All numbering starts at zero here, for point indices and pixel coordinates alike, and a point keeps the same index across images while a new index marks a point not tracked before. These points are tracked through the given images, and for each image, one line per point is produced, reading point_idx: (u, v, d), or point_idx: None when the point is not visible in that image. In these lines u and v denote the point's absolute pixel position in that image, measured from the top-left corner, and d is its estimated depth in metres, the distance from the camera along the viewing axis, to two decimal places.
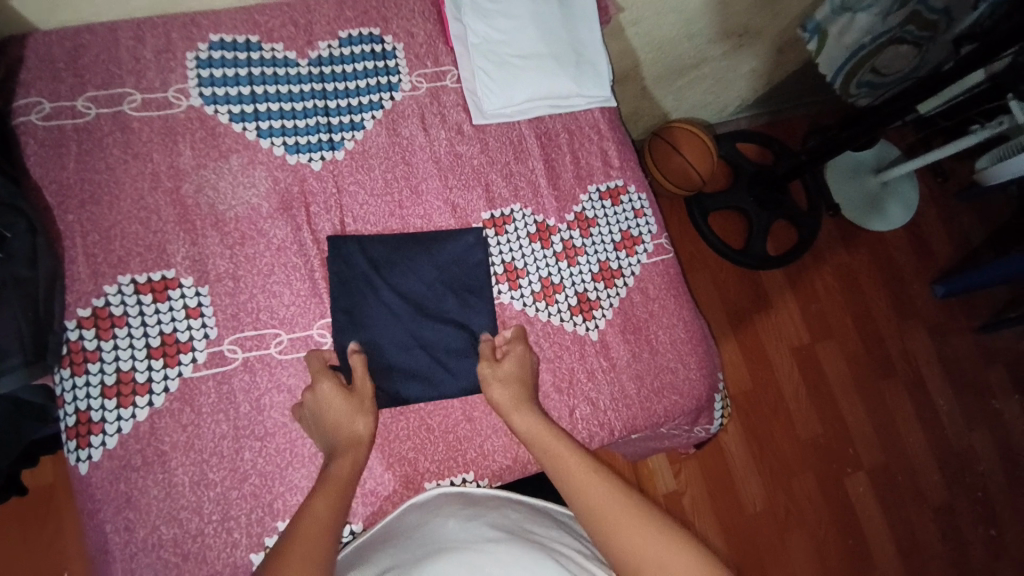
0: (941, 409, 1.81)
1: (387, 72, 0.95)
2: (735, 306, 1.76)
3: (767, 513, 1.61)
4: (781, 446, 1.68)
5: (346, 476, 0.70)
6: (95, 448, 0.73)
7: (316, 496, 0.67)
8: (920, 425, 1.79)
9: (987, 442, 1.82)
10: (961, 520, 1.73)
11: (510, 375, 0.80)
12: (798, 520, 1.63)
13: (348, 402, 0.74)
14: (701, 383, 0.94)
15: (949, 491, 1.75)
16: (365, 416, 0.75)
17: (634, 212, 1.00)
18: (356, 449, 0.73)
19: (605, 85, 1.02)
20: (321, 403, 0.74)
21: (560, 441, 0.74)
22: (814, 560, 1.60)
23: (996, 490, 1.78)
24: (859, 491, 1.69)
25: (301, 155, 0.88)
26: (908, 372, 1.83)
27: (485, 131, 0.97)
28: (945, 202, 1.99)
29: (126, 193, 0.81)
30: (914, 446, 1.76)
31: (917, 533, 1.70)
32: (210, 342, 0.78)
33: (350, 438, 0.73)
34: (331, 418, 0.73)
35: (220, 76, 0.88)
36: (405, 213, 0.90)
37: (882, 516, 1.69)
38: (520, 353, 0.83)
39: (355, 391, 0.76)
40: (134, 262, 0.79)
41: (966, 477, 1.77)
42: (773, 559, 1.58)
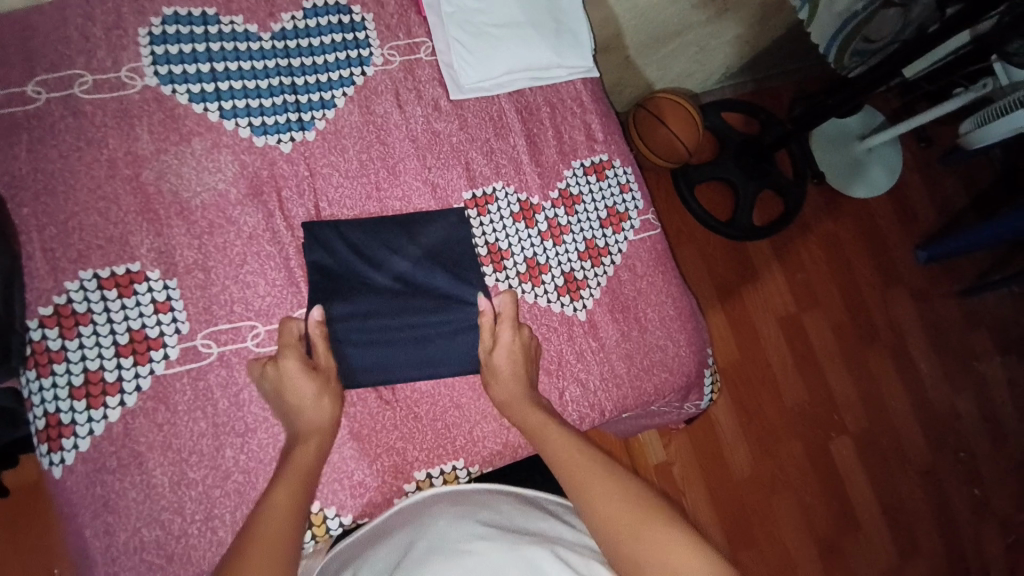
0: (924, 373, 1.85)
1: (357, 45, 0.90)
2: (723, 278, 1.76)
3: (755, 480, 1.64)
4: (768, 414, 1.70)
5: (307, 464, 0.69)
6: (67, 451, 0.70)
7: (279, 485, 0.67)
8: (904, 390, 1.82)
9: (969, 403, 1.86)
10: (944, 479, 1.79)
11: (506, 362, 0.79)
12: (786, 485, 1.66)
13: (313, 383, 0.73)
14: (691, 359, 0.93)
15: (932, 451, 1.80)
16: (331, 397, 0.74)
17: (620, 186, 0.97)
18: (319, 435, 0.72)
19: (587, 54, 0.98)
20: (284, 381, 0.73)
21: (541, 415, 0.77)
22: (800, 522, 1.65)
23: (977, 450, 1.83)
24: (843, 454, 1.73)
25: (269, 136, 0.83)
26: (893, 338, 1.85)
27: (463, 106, 0.92)
28: (929, 167, 1.98)
29: (83, 183, 0.76)
30: (898, 410, 1.80)
31: (901, 493, 1.75)
32: (182, 338, 0.75)
33: (315, 423, 0.72)
34: (292, 400, 0.72)
35: (176, 52, 0.81)
36: (382, 195, 0.86)
37: (866, 478, 1.73)
38: (512, 339, 0.81)
39: (320, 369, 0.75)
40: (95, 256, 0.74)
41: (949, 438, 1.82)
42: (762, 524, 1.62)
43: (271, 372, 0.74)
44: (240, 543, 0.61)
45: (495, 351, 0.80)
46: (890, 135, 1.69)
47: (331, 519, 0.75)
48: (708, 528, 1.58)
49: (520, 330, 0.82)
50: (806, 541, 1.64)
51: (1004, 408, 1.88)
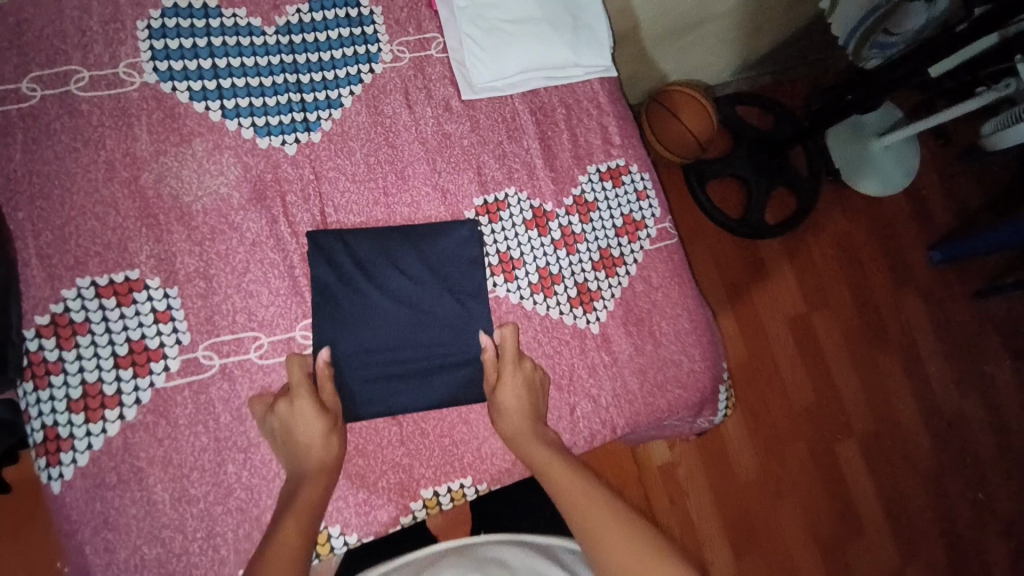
0: (934, 377, 1.82)
1: (365, 40, 0.85)
2: (732, 277, 1.72)
3: (759, 480, 1.63)
4: (774, 415, 1.68)
5: (308, 507, 0.67)
6: (66, 465, 0.68)
7: (280, 530, 0.65)
8: (913, 394, 1.79)
9: (977, 408, 1.83)
10: (949, 485, 1.77)
11: (511, 401, 0.76)
12: (789, 486, 1.65)
13: (320, 420, 0.71)
14: (705, 375, 0.90)
15: (938, 456, 1.78)
16: (337, 436, 0.72)
17: (637, 193, 0.93)
18: (323, 476, 0.69)
19: (605, 52, 0.93)
20: (288, 417, 0.70)
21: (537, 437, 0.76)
22: (802, 524, 1.64)
23: (984, 454, 1.81)
24: (849, 456, 1.71)
25: (273, 137, 0.79)
26: (902, 341, 1.82)
27: (475, 107, 0.88)
28: (948, 167, 1.93)
29: (79, 186, 0.73)
30: (906, 413, 1.78)
31: (905, 496, 1.73)
32: (183, 349, 0.72)
33: (321, 463, 0.70)
34: (297, 438, 0.70)
35: (176, 47, 0.78)
36: (390, 201, 0.83)
37: (871, 480, 1.71)
38: (524, 374, 0.78)
39: (325, 406, 0.72)
40: (92, 263, 0.71)
41: (956, 443, 1.80)
42: (764, 527, 1.61)
43: (274, 407, 0.71)
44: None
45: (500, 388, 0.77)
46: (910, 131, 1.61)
47: (336, 538, 0.74)
48: (710, 531, 1.57)
49: (526, 365, 0.79)
50: (807, 542, 1.63)
51: (1014, 414, 1.85)
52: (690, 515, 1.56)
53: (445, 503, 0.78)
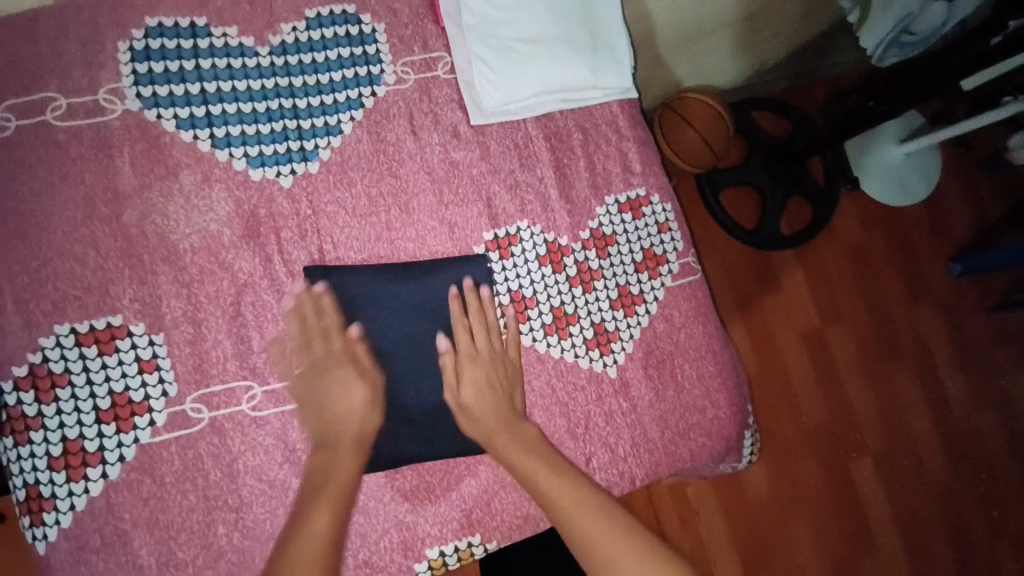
0: (948, 389, 1.71)
1: (367, 60, 0.79)
2: (743, 284, 1.62)
3: (769, 498, 1.53)
4: (785, 430, 1.59)
5: (345, 480, 0.66)
6: (49, 527, 0.63)
7: (316, 510, 0.63)
8: (927, 409, 1.69)
9: (994, 423, 1.72)
10: (963, 501, 1.66)
11: (477, 386, 0.73)
12: (800, 504, 1.55)
13: (363, 388, 0.70)
14: (730, 420, 0.84)
15: (952, 472, 1.67)
16: (379, 406, 0.71)
17: (657, 225, 0.87)
18: (353, 448, 0.68)
19: (625, 73, 0.87)
20: (334, 383, 0.69)
21: (503, 429, 0.72)
22: (813, 544, 1.54)
23: (999, 471, 1.69)
24: (863, 475, 1.61)
25: (267, 168, 0.74)
26: (917, 353, 1.71)
27: (486, 132, 0.82)
28: (964, 174, 1.81)
29: (58, 224, 0.67)
30: (918, 428, 1.67)
31: (918, 515, 1.63)
32: (169, 401, 0.67)
33: (356, 435, 0.69)
34: (331, 407, 0.68)
35: (162, 71, 0.72)
36: (394, 236, 0.77)
37: (885, 500, 1.61)
38: (484, 350, 0.75)
39: (368, 376, 0.71)
40: (72, 308, 0.66)
41: (969, 457, 1.69)
42: (775, 548, 1.51)
43: (313, 373, 0.69)
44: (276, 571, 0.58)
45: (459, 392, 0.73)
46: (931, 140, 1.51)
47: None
48: (721, 552, 1.47)
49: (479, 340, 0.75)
50: (819, 562, 1.54)
51: None
52: (701, 535, 1.47)
53: (452, 563, 0.73)
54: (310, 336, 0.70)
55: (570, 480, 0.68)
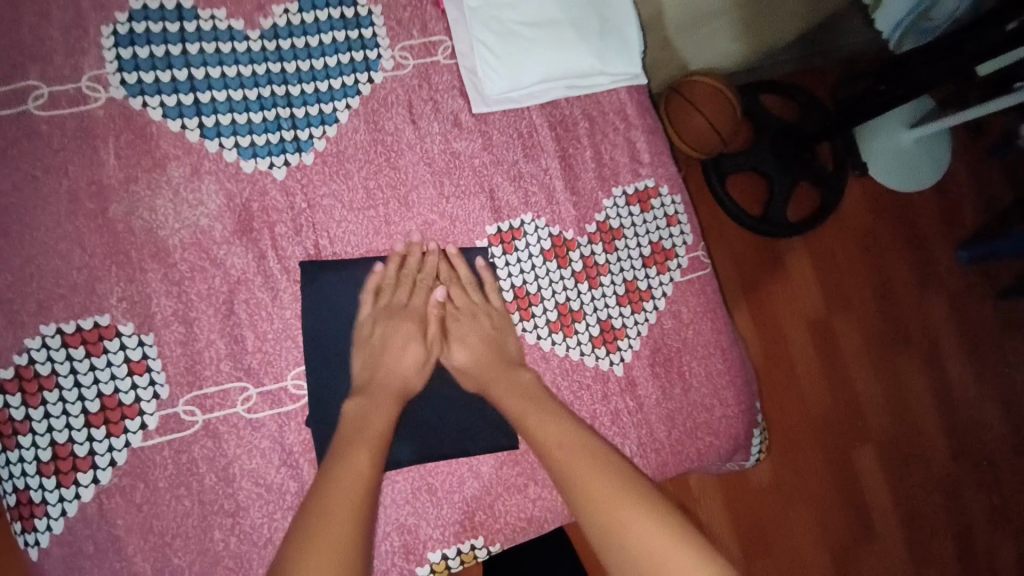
0: (954, 379, 1.69)
1: (363, 45, 0.75)
2: (748, 272, 1.59)
3: (772, 488, 1.52)
4: (789, 420, 1.57)
5: (382, 427, 0.64)
6: (41, 533, 0.61)
7: (352, 450, 0.61)
8: (933, 400, 1.67)
9: (998, 413, 1.70)
10: (966, 491, 1.65)
11: (472, 336, 0.73)
12: (803, 494, 1.54)
13: (419, 352, 0.71)
14: (739, 419, 0.82)
15: (956, 462, 1.66)
16: (429, 371, 0.71)
17: (667, 218, 0.84)
18: (395, 401, 0.67)
19: (634, 57, 0.83)
20: (404, 338, 0.70)
21: (498, 372, 0.71)
22: (816, 533, 1.54)
23: (1004, 461, 1.68)
24: (866, 465, 1.60)
25: (259, 160, 0.70)
26: (924, 343, 1.69)
27: (488, 121, 0.78)
28: (977, 160, 1.77)
29: (41, 220, 0.64)
30: (923, 419, 1.66)
31: (921, 505, 1.62)
32: (161, 404, 0.65)
33: (403, 390, 0.69)
34: (394, 359, 0.69)
35: (147, 56, 0.68)
36: (392, 230, 0.74)
37: (888, 490, 1.60)
38: (474, 305, 0.74)
39: (428, 342, 0.72)
40: (58, 307, 0.63)
41: (973, 446, 1.68)
42: (778, 536, 1.51)
43: (395, 323, 0.71)
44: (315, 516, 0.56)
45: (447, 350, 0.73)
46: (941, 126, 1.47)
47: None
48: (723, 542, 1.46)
49: (470, 292, 0.74)
50: (820, 550, 1.53)
51: None
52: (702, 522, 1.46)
53: (454, 565, 0.71)
54: (395, 283, 0.72)
55: (564, 428, 0.66)
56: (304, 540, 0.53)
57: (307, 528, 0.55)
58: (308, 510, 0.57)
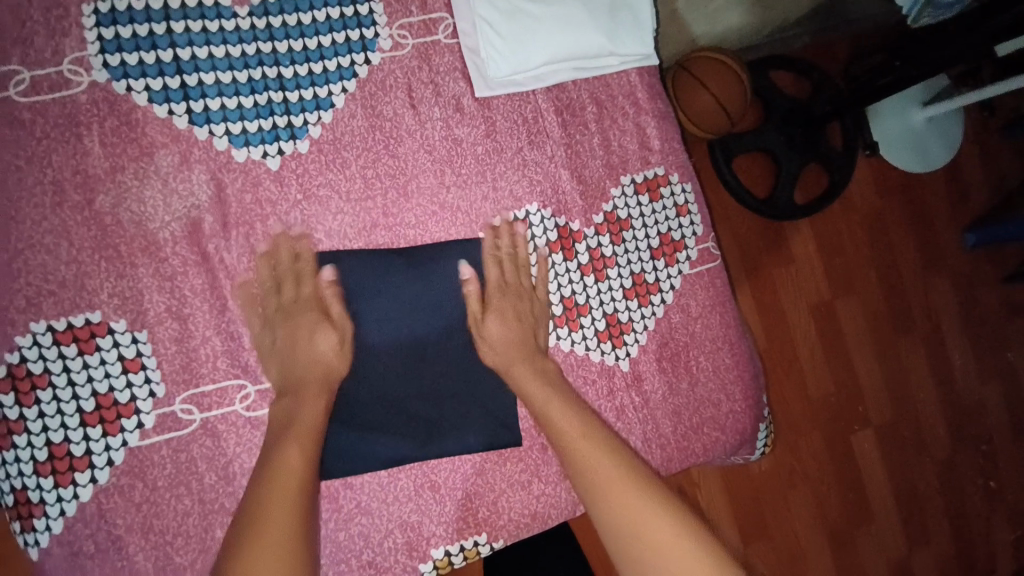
0: (956, 364, 1.68)
1: (359, 23, 0.71)
2: (753, 255, 1.56)
3: (770, 470, 1.53)
4: (791, 404, 1.57)
5: (312, 421, 0.62)
6: (41, 533, 0.60)
7: (287, 445, 0.61)
8: (934, 384, 1.67)
9: (999, 396, 1.70)
10: (963, 472, 1.66)
11: (509, 315, 0.71)
12: (801, 476, 1.55)
13: (330, 335, 0.65)
14: (746, 414, 0.81)
15: (954, 445, 1.67)
16: (348, 353, 0.66)
17: (677, 208, 0.81)
18: (319, 393, 0.64)
19: (645, 37, 0.78)
20: (309, 327, 0.65)
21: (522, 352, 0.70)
22: (813, 515, 1.55)
23: (1001, 445, 1.69)
24: (865, 448, 1.60)
25: (251, 147, 0.67)
26: (928, 327, 1.67)
27: (492, 106, 0.74)
28: (990, 141, 1.72)
29: (26, 212, 0.61)
30: (924, 404, 1.65)
31: (918, 487, 1.63)
32: (157, 402, 0.63)
33: (322, 379, 0.65)
34: (306, 353, 0.64)
35: (130, 36, 0.64)
36: (391, 222, 0.71)
37: (885, 474, 1.61)
38: (521, 288, 0.73)
39: (336, 323, 0.66)
40: (47, 304, 0.61)
41: (972, 429, 1.68)
42: (775, 518, 1.52)
43: (292, 314, 0.65)
44: (249, 524, 0.55)
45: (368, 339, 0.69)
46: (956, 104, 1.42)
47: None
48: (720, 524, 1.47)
49: (518, 275, 0.73)
50: (816, 531, 1.55)
51: None
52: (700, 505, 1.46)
53: (458, 561, 0.71)
54: (276, 283, 0.66)
55: (573, 411, 0.66)
56: (244, 544, 0.53)
57: (239, 539, 0.54)
58: (242, 519, 0.56)
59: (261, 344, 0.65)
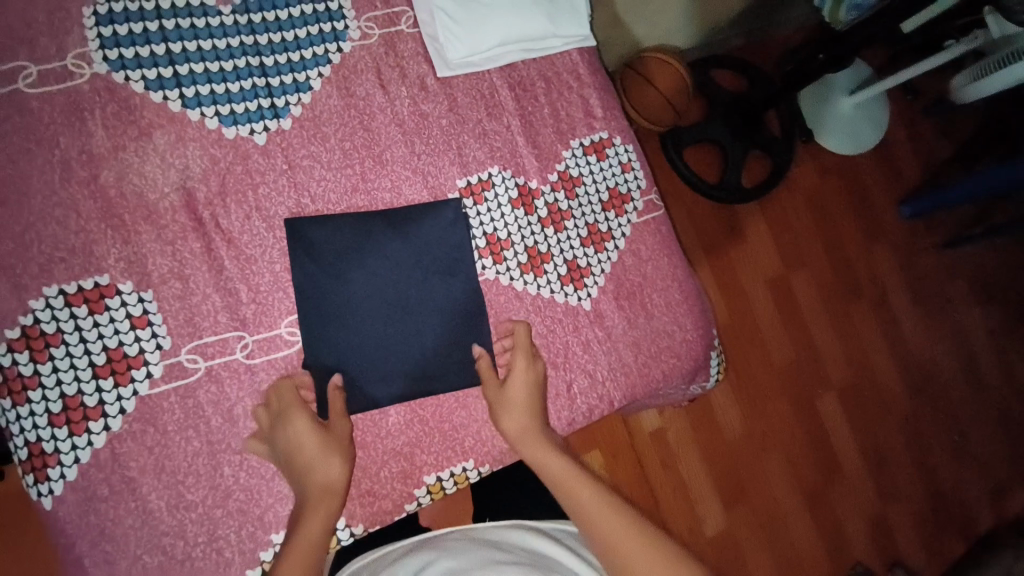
0: (904, 326, 1.83)
1: (330, 17, 0.81)
2: (709, 237, 1.68)
3: (744, 437, 1.62)
4: (757, 372, 1.67)
5: (315, 531, 0.65)
6: (55, 481, 0.65)
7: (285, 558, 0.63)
8: (885, 344, 1.80)
9: (947, 352, 1.85)
10: (924, 427, 1.79)
11: (518, 393, 0.77)
12: (774, 441, 1.65)
13: (326, 441, 0.69)
14: (698, 343, 0.91)
15: (913, 402, 1.80)
16: (345, 458, 0.69)
17: (621, 165, 0.93)
18: (323, 501, 0.67)
19: (583, 21, 0.91)
20: (325, 451, 0.68)
21: (534, 420, 0.76)
22: (787, 475, 1.65)
23: (955, 397, 1.84)
24: (828, 410, 1.71)
25: (240, 126, 0.75)
26: (875, 293, 1.81)
27: (452, 84, 0.85)
28: (910, 120, 1.91)
29: (37, 188, 0.68)
30: (877, 364, 1.79)
31: (880, 442, 1.75)
32: (165, 354, 0.69)
33: (324, 486, 0.67)
34: (319, 473, 0.67)
35: (126, 33, 0.72)
36: (370, 187, 0.80)
37: (850, 433, 1.72)
38: (525, 365, 0.78)
39: (334, 428, 0.70)
40: (59, 270, 0.67)
41: (930, 387, 1.82)
42: (753, 481, 1.61)
43: (309, 431, 0.68)
44: None
45: (505, 413, 0.76)
46: (877, 88, 1.59)
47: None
48: (702, 489, 1.55)
49: (530, 357, 0.79)
50: (791, 492, 1.64)
51: (982, 359, 1.87)
52: (682, 474, 1.54)
53: (449, 487, 0.78)
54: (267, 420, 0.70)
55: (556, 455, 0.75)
56: None
57: None
58: None
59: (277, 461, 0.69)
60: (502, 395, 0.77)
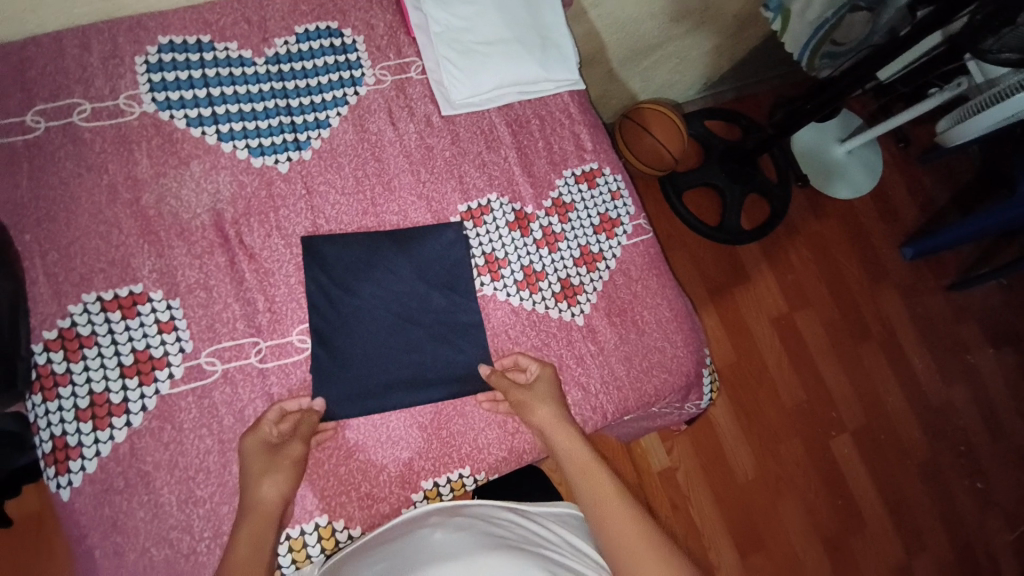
0: (917, 368, 1.77)
1: (349, 66, 0.92)
2: (712, 277, 1.70)
3: (758, 481, 1.56)
4: (767, 413, 1.62)
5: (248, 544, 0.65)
6: (74, 474, 0.69)
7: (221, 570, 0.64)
8: (900, 388, 1.74)
9: (966, 397, 1.78)
10: (946, 474, 1.70)
11: (546, 394, 0.81)
12: (789, 485, 1.57)
13: (269, 459, 0.70)
14: (688, 359, 0.95)
15: (932, 448, 1.71)
16: (280, 477, 0.70)
17: (611, 193, 1.01)
18: (258, 516, 0.67)
19: (573, 68, 1.01)
20: (263, 470, 0.69)
21: (565, 421, 0.80)
22: (806, 522, 1.56)
23: (979, 443, 1.75)
24: (845, 453, 1.64)
25: (266, 157, 0.85)
26: (882, 333, 1.78)
27: (455, 121, 0.95)
28: (905, 164, 1.96)
29: (84, 207, 0.77)
30: (895, 410, 1.72)
31: (903, 491, 1.65)
32: (186, 356, 0.75)
33: (259, 502, 0.68)
34: (250, 492, 0.68)
35: (173, 80, 0.83)
36: (379, 211, 0.88)
37: (870, 478, 1.64)
38: (540, 374, 0.83)
39: (284, 448, 0.71)
40: (98, 279, 0.75)
41: (950, 432, 1.74)
42: (767, 528, 1.53)
43: (256, 450, 0.71)
44: None
45: (533, 408, 0.80)
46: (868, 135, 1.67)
47: (308, 535, 0.74)
48: (714, 535, 1.48)
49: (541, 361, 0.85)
50: (811, 542, 1.54)
51: (1003, 404, 1.80)
52: (693, 518, 1.48)
53: (445, 493, 0.81)
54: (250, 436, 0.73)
55: (578, 445, 0.78)
56: None
57: None
58: None
59: (238, 480, 0.72)
60: (528, 393, 0.80)
